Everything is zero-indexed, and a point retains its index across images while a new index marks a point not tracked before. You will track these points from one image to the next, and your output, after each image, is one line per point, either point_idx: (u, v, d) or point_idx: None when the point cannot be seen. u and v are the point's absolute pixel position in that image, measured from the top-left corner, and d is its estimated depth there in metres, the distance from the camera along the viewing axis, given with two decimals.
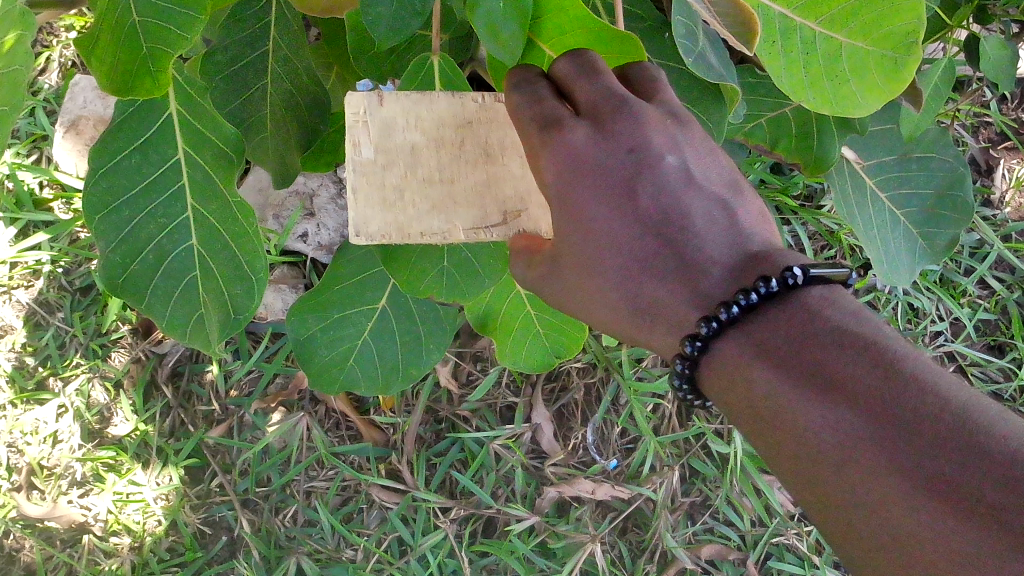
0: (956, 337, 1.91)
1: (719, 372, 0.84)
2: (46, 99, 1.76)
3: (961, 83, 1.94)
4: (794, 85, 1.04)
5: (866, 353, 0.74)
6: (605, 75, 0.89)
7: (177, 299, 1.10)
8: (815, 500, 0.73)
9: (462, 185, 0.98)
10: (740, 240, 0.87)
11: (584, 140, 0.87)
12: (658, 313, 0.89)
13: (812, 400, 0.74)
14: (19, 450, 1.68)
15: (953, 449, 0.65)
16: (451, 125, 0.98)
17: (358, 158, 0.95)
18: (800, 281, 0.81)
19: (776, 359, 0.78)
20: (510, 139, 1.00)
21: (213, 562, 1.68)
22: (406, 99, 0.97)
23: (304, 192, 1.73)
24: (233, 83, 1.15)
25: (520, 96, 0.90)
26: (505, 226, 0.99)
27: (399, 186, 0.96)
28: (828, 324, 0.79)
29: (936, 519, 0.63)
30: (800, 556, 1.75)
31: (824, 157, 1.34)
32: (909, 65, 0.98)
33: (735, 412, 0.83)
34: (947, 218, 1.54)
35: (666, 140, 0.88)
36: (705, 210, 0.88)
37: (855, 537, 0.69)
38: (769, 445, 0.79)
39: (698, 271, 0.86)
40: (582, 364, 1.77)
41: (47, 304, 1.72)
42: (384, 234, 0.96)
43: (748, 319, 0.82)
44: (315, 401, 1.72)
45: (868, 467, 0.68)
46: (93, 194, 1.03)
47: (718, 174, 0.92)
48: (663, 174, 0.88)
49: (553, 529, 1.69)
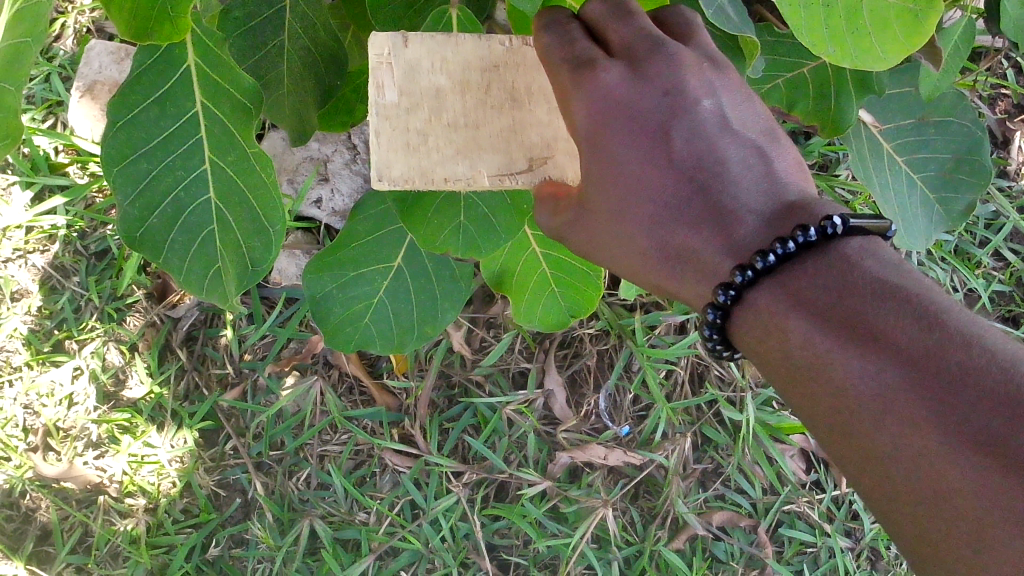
0: (971, 307, 1.91)
1: (753, 322, 0.84)
2: (61, 65, 1.77)
3: (978, 54, 1.92)
4: (814, 39, 0.95)
5: (906, 303, 0.73)
6: (638, 17, 0.90)
7: (194, 251, 1.08)
8: (848, 451, 0.73)
9: (487, 130, 0.99)
10: (776, 188, 0.86)
11: (618, 81, 0.87)
12: (690, 260, 0.88)
13: (850, 349, 0.73)
14: (35, 411, 1.70)
15: (998, 403, 0.65)
16: (477, 69, 0.99)
17: (381, 101, 0.96)
18: (839, 231, 0.81)
19: (813, 309, 0.78)
20: (538, 84, 1.00)
21: (226, 524, 1.70)
22: (431, 41, 0.98)
23: (318, 157, 1.74)
24: (251, 39, 1.15)
25: (551, 36, 0.90)
26: (531, 172, 1.00)
27: (423, 130, 0.97)
28: (865, 274, 0.78)
29: (980, 473, 0.63)
30: (811, 524, 1.77)
31: (841, 119, 1.33)
32: (929, 18, 0.90)
33: (768, 363, 0.83)
34: (964, 181, 1.53)
35: (701, 83, 0.89)
36: (740, 156, 0.87)
37: (891, 488, 0.70)
38: (803, 395, 0.79)
39: (733, 219, 0.85)
40: (595, 331, 1.77)
41: (63, 268, 1.73)
42: (407, 179, 0.97)
43: (785, 268, 0.82)
44: (329, 365, 1.73)
45: (907, 418, 0.68)
46: (112, 145, 1.01)
47: (754, 121, 0.92)
48: (697, 117, 0.88)
49: (564, 494, 1.70)
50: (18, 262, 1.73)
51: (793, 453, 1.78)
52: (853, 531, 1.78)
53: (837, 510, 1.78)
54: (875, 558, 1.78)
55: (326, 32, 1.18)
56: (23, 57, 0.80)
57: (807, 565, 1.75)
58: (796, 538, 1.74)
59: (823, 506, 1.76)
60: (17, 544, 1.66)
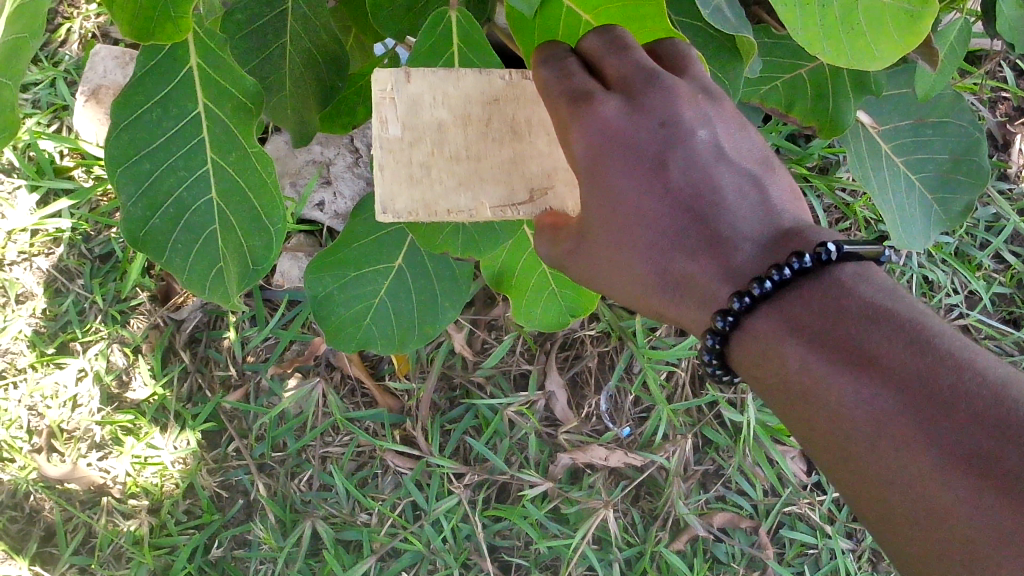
0: (972, 309, 1.91)
1: (749, 347, 0.84)
2: (67, 70, 1.78)
3: (977, 57, 1.93)
4: (809, 39, 0.92)
5: (899, 328, 0.74)
6: (634, 51, 0.90)
7: (196, 252, 1.08)
8: (847, 475, 0.74)
9: (488, 163, 1.00)
10: (772, 216, 0.88)
11: (617, 113, 0.88)
12: (688, 288, 0.89)
13: (845, 374, 0.74)
14: (40, 413, 1.71)
15: (991, 426, 0.65)
16: (478, 102, 1.00)
17: (384, 135, 0.97)
18: (834, 258, 0.82)
19: (809, 334, 0.79)
20: (538, 117, 1.01)
21: (229, 525, 1.70)
22: (433, 76, 0.99)
23: (321, 160, 1.75)
24: (253, 42, 1.16)
25: (549, 70, 0.92)
26: (532, 204, 1.01)
27: (426, 163, 0.98)
28: (860, 299, 0.79)
29: (972, 493, 0.64)
30: (812, 525, 1.77)
31: (838, 120, 1.35)
32: (925, 19, 0.92)
33: (764, 386, 0.84)
34: (962, 181, 1.54)
35: (696, 113, 0.89)
36: (735, 184, 0.88)
37: (889, 511, 0.70)
38: (801, 420, 0.79)
39: (729, 245, 0.86)
40: (596, 332, 1.78)
41: (68, 271, 1.74)
42: (410, 212, 0.97)
43: (782, 294, 0.82)
44: (331, 367, 1.74)
45: (903, 442, 0.69)
46: (116, 147, 1.01)
47: (750, 150, 0.93)
48: (692, 147, 0.89)
49: (566, 496, 1.71)
50: (23, 265, 1.74)
51: (794, 455, 1.78)
52: (854, 533, 1.78)
53: (839, 512, 1.78)
54: (877, 559, 1.79)
55: (328, 33, 1.19)
56: (22, 53, 0.81)
57: (808, 566, 1.76)
58: (797, 539, 1.75)
59: (824, 508, 1.76)
60: (21, 545, 1.67)
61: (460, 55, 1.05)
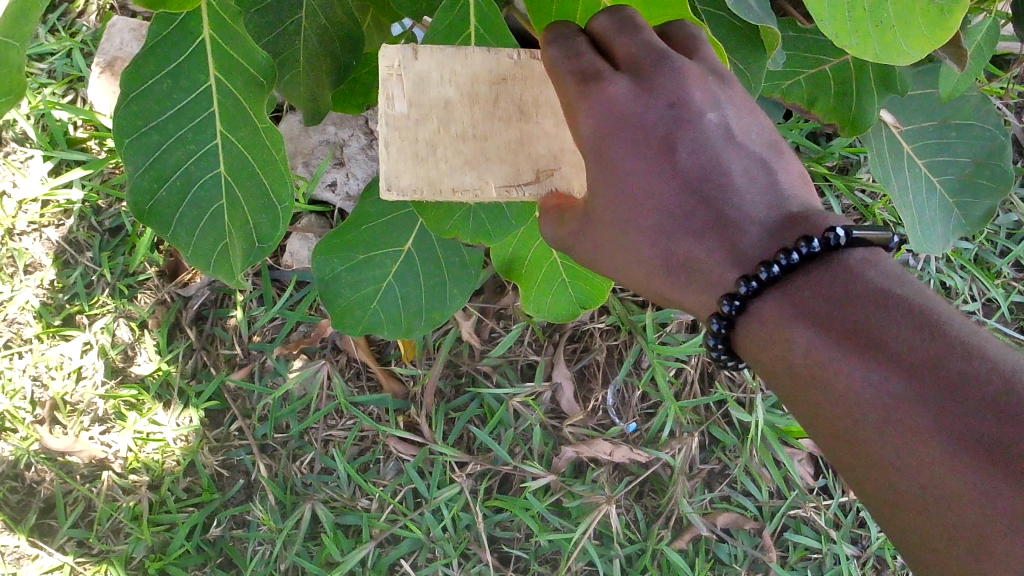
0: (989, 317, 1.88)
1: (756, 331, 0.82)
2: (84, 41, 1.76)
3: (1006, 61, 1.90)
4: (839, 30, 0.88)
5: (908, 312, 0.71)
6: (645, 30, 0.89)
7: (202, 227, 1.06)
8: (854, 461, 0.71)
9: (495, 142, 0.98)
10: (780, 200, 0.84)
11: (624, 92, 0.86)
12: (693, 272, 0.86)
13: (852, 359, 0.71)
14: (43, 384, 1.70)
15: (1002, 411, 0.63)
16: (485, 81, 0.98)
17: (391, 112, 0.95)
18: (841, 243, 0.79)
19: (817, 318, 0.76)
20: (545, 97, 0.99)
21: (229, 504, 1.70)
22: (440, 54, 0.97)
23: (335, 141, 1.73)
24: (267, 16, 1.14)
25: (558, 50, 0.90)
26: (538, 184, 0.99)
27: (432, 141, 0.96)
28: (869, 284, 0.76)
29: (981, 478, 0.62)
30: (817, 530, 1.75)
31: (862, 120, 1.33)
32: (955, 14, 0.87)
33: (770, 372, 0.81)
34: (982, 186, 1.52)
35: (705, 96, 0.87)
36: (744, 168, 0.85)
37: (895, 496, 0.68)
38: (807, 406, 0.77)
39: (736, 229, 0.83)
40: (606, 326, 1.76)
41: (77, 243, 1.73)
42: (415, 189, 0.95)
43: (789, 279, 0.80)
44: (337, 350, 1.73)
45: (911, 428, 0.66)
46: (126, 115, 0.99)
47: (759, 135, 0.89)
48: (701, 129, 0.86)
49: (568, 489, 1.69)
50: (32, 235, 1.73)
51: (802, 457, 1.76)
52: (860, 539, 1.76)
53: (844, 517, 1.76)
54: (881, 566, 1.77)
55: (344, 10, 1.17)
56: (29, 14, 0.84)
57: (811, 570, 1.74)
58: (801, 543, 1.72)
59: (831, 513, 1.74)
60: (20, 515, 1.67)
61: (477, 37, 1.03)
